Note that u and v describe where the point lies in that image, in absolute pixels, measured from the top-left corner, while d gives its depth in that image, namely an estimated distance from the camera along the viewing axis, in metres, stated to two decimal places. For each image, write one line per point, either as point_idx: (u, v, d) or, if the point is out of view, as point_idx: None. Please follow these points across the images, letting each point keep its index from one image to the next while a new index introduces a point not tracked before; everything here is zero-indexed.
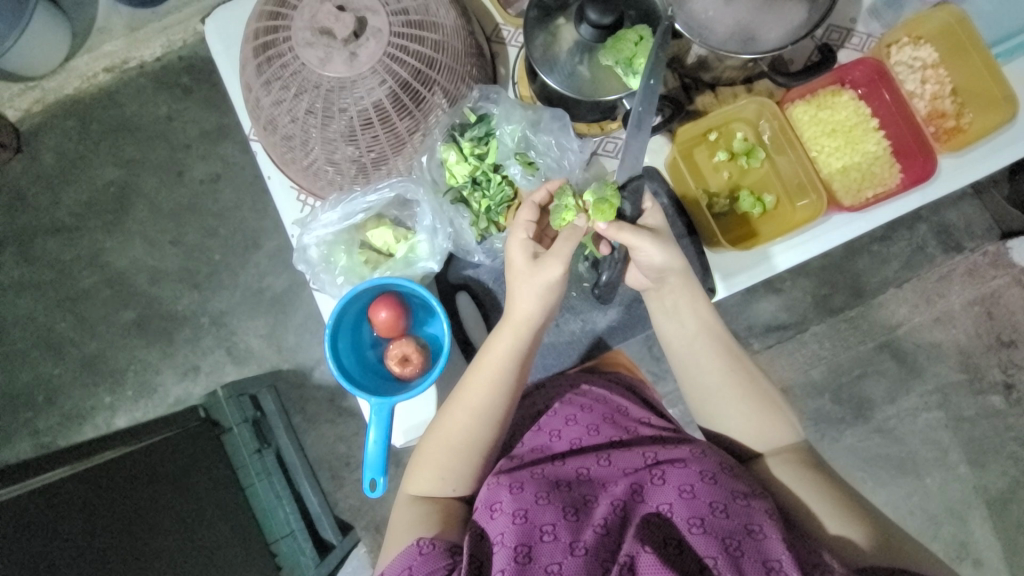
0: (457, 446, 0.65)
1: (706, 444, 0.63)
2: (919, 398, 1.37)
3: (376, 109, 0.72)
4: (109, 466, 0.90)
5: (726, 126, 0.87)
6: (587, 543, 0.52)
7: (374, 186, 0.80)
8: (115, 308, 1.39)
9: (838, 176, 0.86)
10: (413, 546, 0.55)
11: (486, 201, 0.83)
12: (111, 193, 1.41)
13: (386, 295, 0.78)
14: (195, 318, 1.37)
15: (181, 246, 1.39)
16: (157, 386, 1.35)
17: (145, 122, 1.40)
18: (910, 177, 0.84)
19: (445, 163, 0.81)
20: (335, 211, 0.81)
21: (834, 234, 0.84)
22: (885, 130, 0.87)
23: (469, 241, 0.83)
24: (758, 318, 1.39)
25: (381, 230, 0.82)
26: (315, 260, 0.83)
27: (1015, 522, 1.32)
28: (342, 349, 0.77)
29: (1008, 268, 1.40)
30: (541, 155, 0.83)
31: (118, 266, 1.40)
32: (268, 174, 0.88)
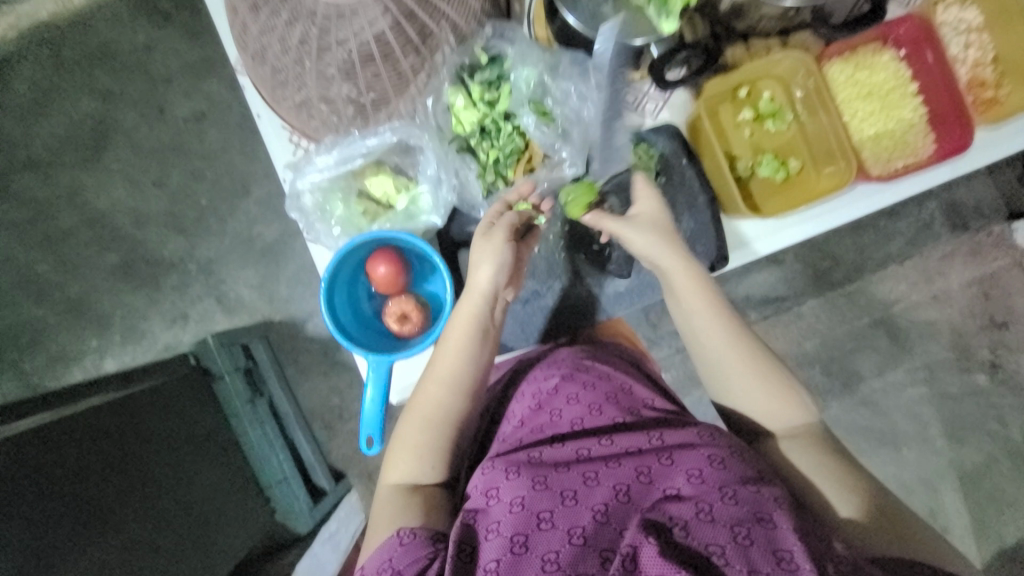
0: (433, 423, 0.66)
1: (712, 425, 0.63)
2: (906, 373, 1.39)
3: (377, 42, 0.67)
4: (97, 412, 0.88)
5: (758, 81, 0.82)
6: (586, 530, 0.51)
7: (373, 129, 0.75)
8: (99, 251, 1.34)
9: (870, 143, 0.83)
10: (393, 537, 0.55)
11: (495, 151, 0.78)
12: (88, 128, 1.32)
13: (384, 249, 0.75)
14: (184, 265, 1.33)
15: (165, 188, 1.33)
16: (145, 333, 1.32)
17: (122, 51, 1.30)
18: (945, 147, 0.80)
19: (452, 109, 0.76)
20: (331, 155, 0.76)
21: (857, 206, 0.81)
22: (924, 94, 0.82)
23: (474, 196, 0.79)
24: (757, 289, 1.38)
25: (381, 178, 0.78)
26: (310, 208, 0.79)
27: (987, 496, 1.36)
28: (338, 305, 0.75)
29: (1010, 250, 1.40)
30: (557, 104, 0.78)
31: (100, 207, 1.34)
32: (256, 112, 0.82)
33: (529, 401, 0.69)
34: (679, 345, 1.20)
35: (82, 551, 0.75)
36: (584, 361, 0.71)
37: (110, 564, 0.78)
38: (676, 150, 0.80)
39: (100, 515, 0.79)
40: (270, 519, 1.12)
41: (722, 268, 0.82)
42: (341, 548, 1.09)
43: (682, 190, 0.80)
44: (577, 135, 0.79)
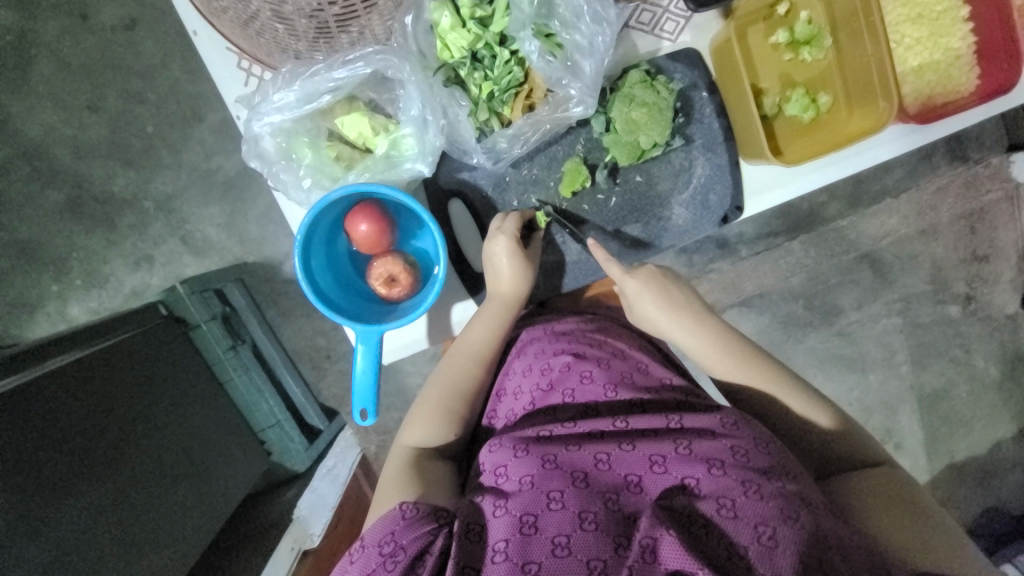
0: (456, 392, 0.71)
1: (736, 412, 0.61)
2: (884, 305, 1.43)
3: None
4: (80, 364, 0.84)
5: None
6: (596, 516, 0.51)
7: (341, 58, 0.64)
8: (40, 187, 1.20)
9: (912, 76, 0.76)
10: (395, 512, 0.55)
11: (488, 84, 0.69)
12: (3, 41, 1.14)
13: (366, 205, 0.67)
14: (138, 202, 1.20)
15: (103, 113, 1.17)
16: (108, 277, 1.23)
17: None
18: (987, 85, 0.74)
19: (437, 29, 0.65)
20: (291, 91, 0.65)
21: (888, 147, 0.75)
22: (975, 21, 0.74)
23: (466, 138, 0.70)
24: (750, 224, 1.35)
25: (355, 118, 0.68)
26: (273, 155, 0.69)
27: (939, 415, 1.48)
28: (315, 268, 0.68)
29: (1005, 183, 1.39)
30: (564, 28, 0.67)
31: (31, 136, 1.18)
32: (193, 29, 0.70)
33: (540, 379, 0.68)
34: None
35: (61, 514, 0.73)
36: (596, 337, 0.71)
37: (101, 519, 0.78)
38: (695, 82, 0.74)
39: (82, 475, 0.77)
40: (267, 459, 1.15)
41: (736, 219, 0.78)
42: (341, 482, 1.11)
43: (701, 130, 0.75)
44: (589, 68, 0.68)
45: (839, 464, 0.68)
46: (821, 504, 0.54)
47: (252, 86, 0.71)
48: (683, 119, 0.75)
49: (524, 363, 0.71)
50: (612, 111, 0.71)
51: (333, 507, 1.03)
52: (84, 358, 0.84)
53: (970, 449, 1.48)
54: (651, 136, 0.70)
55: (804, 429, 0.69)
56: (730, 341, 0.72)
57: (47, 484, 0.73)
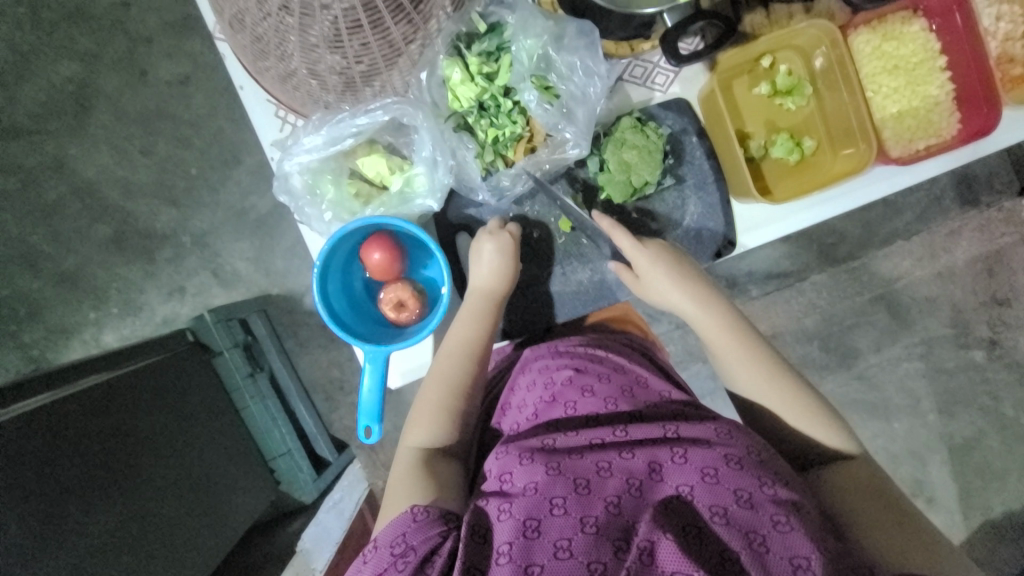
0: (452, 388, 0.72)
1: (730, 422, 0.64)
2: (904, 349, 1.40)
3: (365, 8, 0.61)
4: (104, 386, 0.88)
5: (783, 51, 0.79)
6: (598, 519, 0.54)
7: (363, 107, 0.71)
8: (89, 221, 1.31)
9: (891, 122, 0.79)
10: (407, 513, 0.56)
11: (493, 130, 0.75)
12: (71, 93, 1.28)
13: (379, 235, 0.72)
14: (177, 236, 1.30)
15: (153, 157, 1.29)
16: (142, 306, 1.31)
17: (98, 9, 1.26)
18: (969, 128, 0.77)
19: (448, 83, 0.71)
20: (319, 135, 0.72)
21: (875, 189, 0.79)
22: (952, 70, 0.78)
23: (473, 177, 0.75)
24: (760, 265, 1.36)
25: (373, 159, 0.74)
26: (299, 191, 0.76)
27: (972, 466, 1.42)
28: (331, 293, 0.73)
29: (1020, 226, 1.38)
30: (561, 80, 0.73)
31: (86, 176, 1.30)
32: (240, 84, 0.79)
33: (543, 393, 0.71)
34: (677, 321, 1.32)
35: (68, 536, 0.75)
36: (597, 352, 0.75)
37: (107, 551, 0.79)
38: (686, 127, 0.78)
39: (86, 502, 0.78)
40: (276, 489, 1.15)
41: (729, 253, 0.81)
42: (346, 515, 1.10)
43: (692, 170, 0.79)
44: (582, 115, 0.74)
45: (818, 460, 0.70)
46: (812, 511, 0.57)
47: (286, 131, 0.79)
48: (673, 160, 0.79)
49: (529, 377, 0.75)
50: (605, 154, 0.76)
51: (336, 541, 1.03)
52: (110, 383, 0.89)
53: (1007, 504, 1.42)
54: (642, 174, 0.74)
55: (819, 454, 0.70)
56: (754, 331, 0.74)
57: (55, 515, 0.74)
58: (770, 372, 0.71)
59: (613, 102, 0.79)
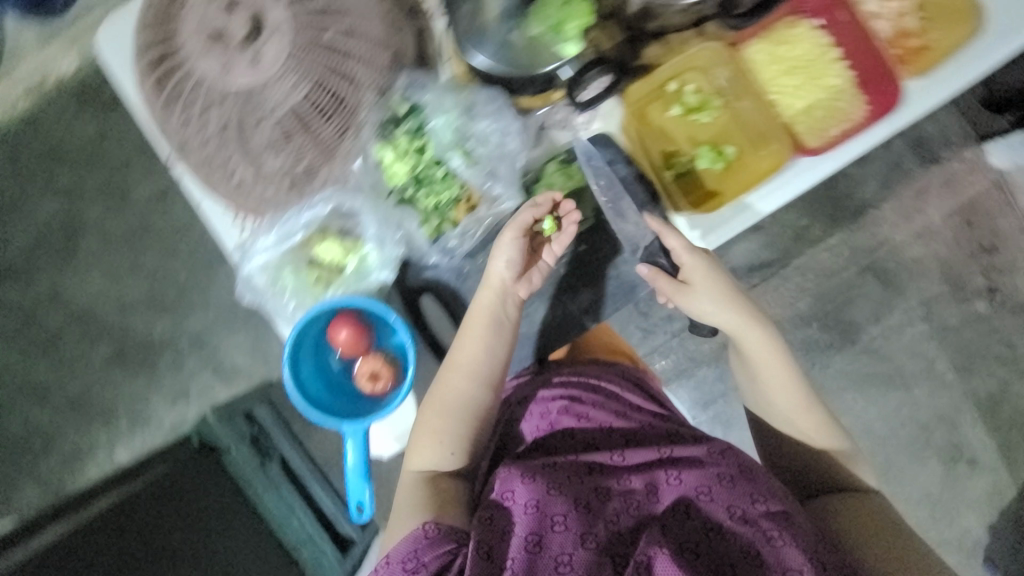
0: (454, 412, 0.74)
1: (722, 445, 0.74)
2: (904, 314, 1.39)
3: (293, 117, 0.70)
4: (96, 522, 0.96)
5: (686, 73, 0.82)
6: (597, 535, 0.63)
7: (307, 202, 0.76)
8: (90, 344, 1.35)
9: (802, 116, 0.82)
10: (419, 532, 0.63)
11: (432, 198, 0.79)
12: (58, 227, 1.36)
13: (344, 314, 0.75)
14: (175, 342, 1.33)
15: (142, 271, 1.34)
16: (150, 416, 1.34)
17: (74, 146, 1.35)
18: (877, 107, 0.79)
19: (383, 164, 0.77)
20: (271, 234, 0.77)
21: (800, 181, 0.80)
22: (850, 57, 0.81)
23: (421, 243, 0.79)
24: (741, 259, 1.38)
25: (327, 245, 0.78)
26: (263, 288, 0.80)
27: (1005, 418, 1.39)
28: (306, 377, 0.75)
29: (986, 173, 1.40)
30: (485, 142, 0.78)
31: (83, 301, 1.35)
32: (198, 197, 0.79)
33: (543, 422, 0.80)
34: (672, 329, 1.33)
35: None
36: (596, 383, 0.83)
37: None
38: (614, 160, 0.79)
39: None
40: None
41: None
42: None
43: (628, 195, 0.82)
44: (505, 167, 0.80)
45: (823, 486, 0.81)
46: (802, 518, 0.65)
47: (245, 236, 0.80)
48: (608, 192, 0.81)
49: (526, 409, 0.82)
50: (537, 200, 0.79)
51: None
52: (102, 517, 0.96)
53: None
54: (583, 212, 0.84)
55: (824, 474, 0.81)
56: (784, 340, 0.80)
57: None
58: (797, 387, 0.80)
59: (540, 149, 0.83)
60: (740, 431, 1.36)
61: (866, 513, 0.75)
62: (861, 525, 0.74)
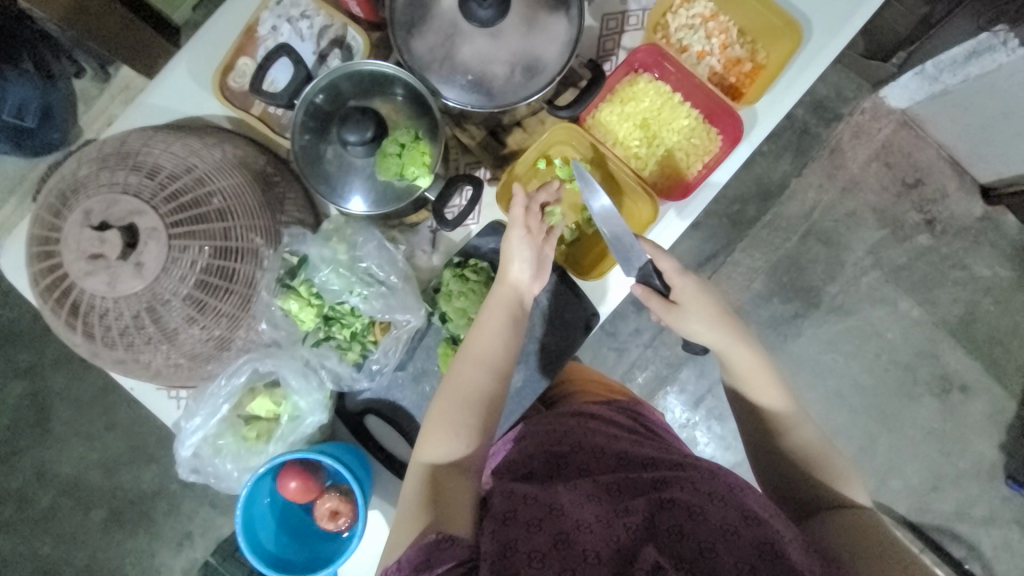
0: (471, 403, 0.72)
1: (709, 466, 0.71)
2: (856, 266, 1.44)
3: (190, 300, 0.70)
4: None
5: (552, 148, 0.87)
6: (601, 556, 0.57)
7: (225, 372, 0.78)
8: (83, 512, 1.34)
9: (664, 161, 0.89)
10: (433, 539, 0.58)
11: (348, 330, 0.82)
12: (27, 406, 1.35)
13: (288, 465, 0.76)
14: (166, 489, 1.33)
15: (118, 428, 1.34)
16: (161, 567, 1.32)
17: (24, 323, 1.36)
18: (727, 138, 0.85)
19: (290, 313, 0.79)
20: (198, 415, 0.79)
21: (683, 218, 0.85)
22: (691, 99, 0.88)
23: (348, 373, 0.82)
24: (688, 257, 1.42)
25: (257, 402, 0.79)
26: (208, 461, 0.82)
27: (980, 337, 1.42)
28: (265, 537, 0.77)
29: (889, 116, 1.47)
30: (382, 267, 0.81)
31: (67, 472, 1.34)
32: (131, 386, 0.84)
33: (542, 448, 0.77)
34: (643, 341, 1.36)
35: None
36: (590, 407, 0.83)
37: None
38: None
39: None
40: None
41: (598, 320, 0.87)
42: None
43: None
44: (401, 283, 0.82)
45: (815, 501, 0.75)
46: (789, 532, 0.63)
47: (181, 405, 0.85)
48: None
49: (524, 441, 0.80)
50: (441, 306, 0.82)
51: None
52: None
53: None
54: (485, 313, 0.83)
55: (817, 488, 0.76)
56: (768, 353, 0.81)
57: None
58: (783, 394, 0.80)
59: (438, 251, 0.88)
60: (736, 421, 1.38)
61: (864, 530, 0.69)
62: (860, 542, 0.67)
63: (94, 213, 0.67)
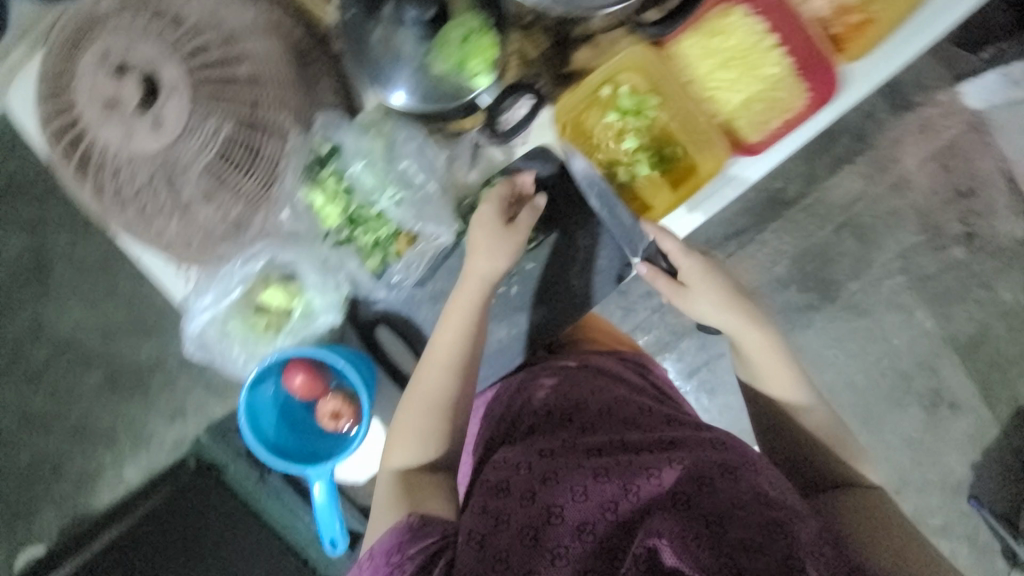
0: (430, 408, 0.75)
1: (724, 437, 0.76)
2: (883, 267, 1.40)
3: (210, 171, 0.70)
4: (113, 551, 1.09)
5: (619, 77, 0.85)
6: (595, 528, 0.62)
7: (241, 256, 0.78)
8: (80, 372, 1.37)
9: (742, 110, 0.87)
10: (400, 529, 0.66)
11: (372, 236, 0.80)
12: (28, 261, 1.34)
13: (296, 361, 0.78)
14: (163, 364, 1.35)
15: (119, 298, 1.34)
16: (152, 435, 1.37)
17: (30, 177, 1.32)
18: (816, 94, 0.83)
19: (314, 207, 0.79)
20: (209, 293, 0.79)
21: (745, 176, 0.86)
22: (786, 44, 0.84)
23: (367, 281, 0.82)
24: (715, 228, 1.37)
25: (270, 292, 0.79)
26: (213, 342, 0.82)
27: (984, 360, 1.42)
28: (268, 424, 0.80)
29: (961, 116, 1.37)
30: (413, 176, 0.80)
31: (65, 332, 1.36)
32: (136, 251, 0.80)
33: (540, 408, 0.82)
34: (652, 305, 1.35)
35: None
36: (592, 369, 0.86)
37: None
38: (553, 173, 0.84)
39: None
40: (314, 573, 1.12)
41: (631, 271, 0.89)
42: None
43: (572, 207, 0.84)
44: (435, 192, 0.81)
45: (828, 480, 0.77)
46: (806, 515, 0.63)
47: (190, 283, 0.82)
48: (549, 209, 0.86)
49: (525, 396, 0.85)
50: (476, 229, 0.83)
51: None
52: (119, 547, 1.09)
53: None
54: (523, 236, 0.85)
55: (830, 466, 0.77)
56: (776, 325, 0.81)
57: None
58: (791, 378, 0.79)
59: (478, 168, 0.84)
60: (725, 397, 1.39)
61: (872, 511, 0.71)
62: (866, 521, 0.70)
63: (113, 52, 0.65)
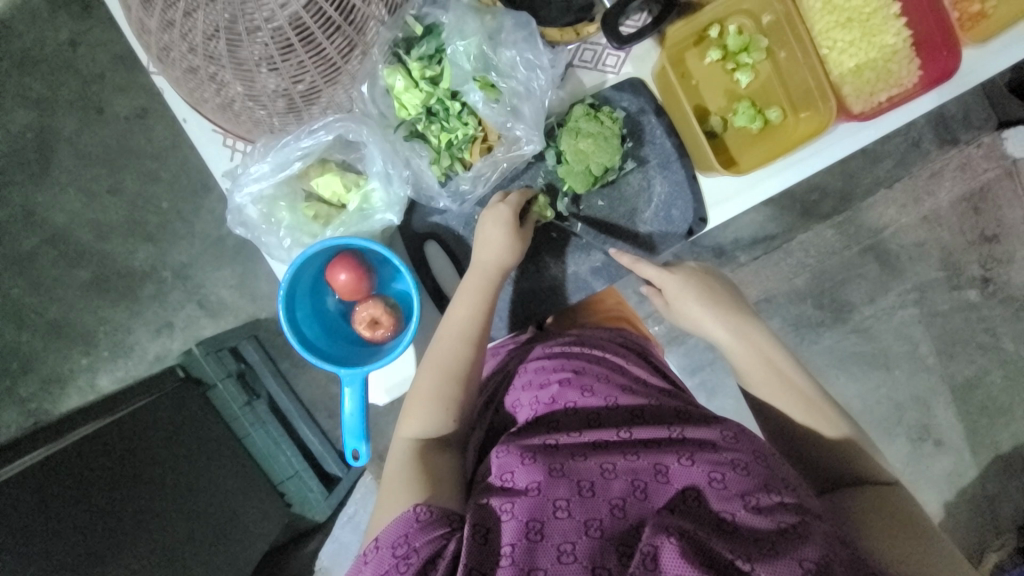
0: (449, 373, 0.74)
1: (735, 426, 0.68)
2: (897, 297, 1.40)
3: (293, 25, 0.66)
4: (98, 439, 0.93)
5: (727, 20, 0.86)
6: (602, 523, 0.57)
7: (307, 128, 0.75)
8: (67, 268, 1.29)
9: (850, 77, 0.89)
10: (409, 515, 0.59)
11: (445, 134, 0.79)
12: (29, 140, 1.26)
13: (343, 256, 0.77)
14: (157, 273, 1.28)
15: (122, 195, 1.27)
16: (133, 345, 1.30)
17: (46, 51, 1.23)
18: (931, 74, 0.87)
19: (393, 91, 0.76)
20: (266, 162, 0.76)
21: (844, 142, 0.86)
22: (906, 17, 0.88)
23: (431, 184, 0.81)
24: (744, 231, 1.35)
25: (328, 178, 0.78)
26: (255, 220, 0.80)
27: (976, 404, 1.43)
28: (300, 319, 0.77)
29: (1000, 161, 1.37)
30: (501, 78, 0.78)
31: (57, 223, 1.28)
32: (183, 117, 0.83)
33: (541, 392, 0.74)
34: None
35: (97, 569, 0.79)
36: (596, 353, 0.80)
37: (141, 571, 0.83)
38: (642, 107, 0.85)
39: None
40: (287, 511, 1.17)
41: (701, 229, 0.87)
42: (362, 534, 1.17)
43: (653, 150, 0.86)
44: (527, 111, 0.79)
45: (845, 478, 0.74)
46: (820, 520, 0.59)
47: (236, 159, 0.84)
48: (633, 143, 0.85)
49: (524, 378, 0.79)
50: (561, 145, 0.80)
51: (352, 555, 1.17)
52: (108, 433, 0.94)
53: (1016, 437, 1.44)
54: (601, 161, 0.79)
55: (849, 466, 0.74)
56: (764, 324, 0.83)
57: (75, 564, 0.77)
58: (785, 381, 0.78)
59: (564, 90, 0.85)
60: (723, 400, 1.38)
61: (889, 506, 0.69)
62: (883, 520, 0.67)
63: None
